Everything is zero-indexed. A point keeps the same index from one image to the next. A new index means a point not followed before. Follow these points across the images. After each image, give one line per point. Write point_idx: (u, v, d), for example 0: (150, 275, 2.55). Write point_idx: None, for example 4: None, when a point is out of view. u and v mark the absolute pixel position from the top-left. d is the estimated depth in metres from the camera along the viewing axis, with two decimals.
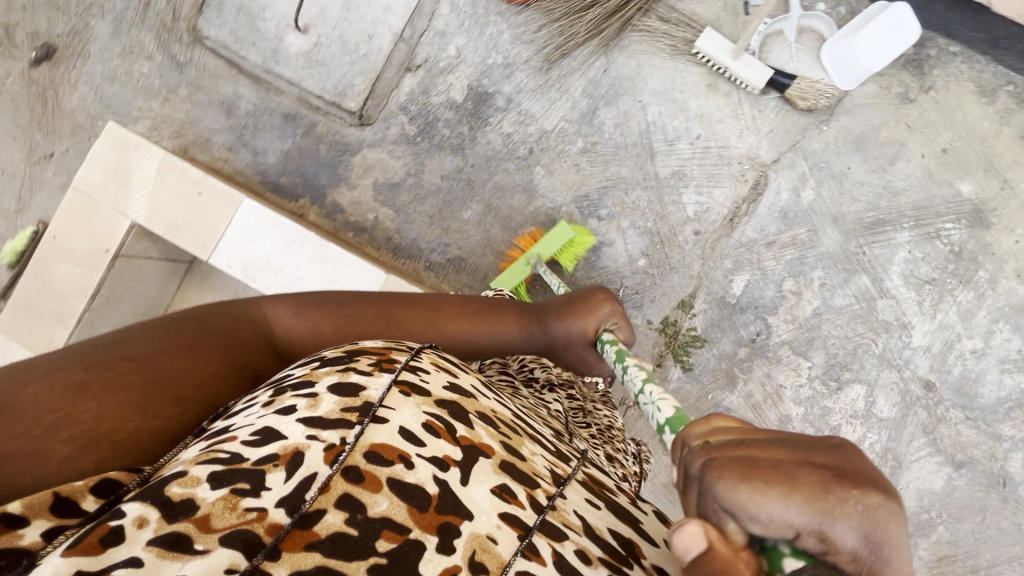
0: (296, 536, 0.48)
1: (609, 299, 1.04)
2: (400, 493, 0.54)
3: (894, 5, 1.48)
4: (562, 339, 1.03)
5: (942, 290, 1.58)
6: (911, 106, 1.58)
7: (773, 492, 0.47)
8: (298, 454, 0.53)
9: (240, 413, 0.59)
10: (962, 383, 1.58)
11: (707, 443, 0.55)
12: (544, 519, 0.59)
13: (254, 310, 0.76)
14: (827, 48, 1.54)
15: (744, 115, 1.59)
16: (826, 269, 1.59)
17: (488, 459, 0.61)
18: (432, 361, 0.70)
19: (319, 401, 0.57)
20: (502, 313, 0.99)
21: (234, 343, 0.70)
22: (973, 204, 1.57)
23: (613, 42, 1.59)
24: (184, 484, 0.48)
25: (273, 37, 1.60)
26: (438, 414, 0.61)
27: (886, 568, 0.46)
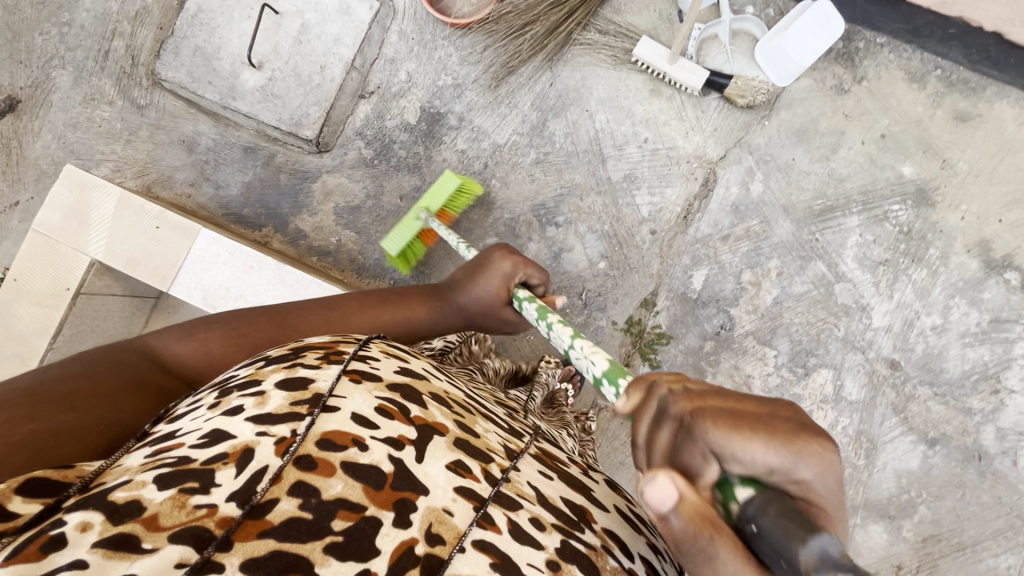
0: (248, 526, 0.51)
1: (505, 253, 1.14)
2: (355, 476, 0.57)
3: (818, 2, 1.53)
4: (471, 303, 1.14)
5: (896, 270, 1.61)
6: (846, 97, 1.64)
7: (754, 435, 0.51)
8: (247, 450, 0.56)
9: (185, 418, 0.63)
10: (926, 360, 1.60)
11: (680, 391, 0.57)
12: (498, 490, 0.63)
13: (138, 343, 0.85)
14: (759, 48, 1.60)
15: (688, 115, 1.65)
16: (782, 257, 1.62)
17: (443, 437, 0.64)
18: (381, 349, 0.74)
19: (268, 397, 0.61)
20: (408, 300, 1.12)
21: (128, 371, 0.78)
22: (917, 185, 1.62)
23: (556, 57, 1.66)
24: (128, 488, 0.51)
25: (228, 74, 1.65)
26: (392, 397, 0.64)
27: (824, 502, 0.52)
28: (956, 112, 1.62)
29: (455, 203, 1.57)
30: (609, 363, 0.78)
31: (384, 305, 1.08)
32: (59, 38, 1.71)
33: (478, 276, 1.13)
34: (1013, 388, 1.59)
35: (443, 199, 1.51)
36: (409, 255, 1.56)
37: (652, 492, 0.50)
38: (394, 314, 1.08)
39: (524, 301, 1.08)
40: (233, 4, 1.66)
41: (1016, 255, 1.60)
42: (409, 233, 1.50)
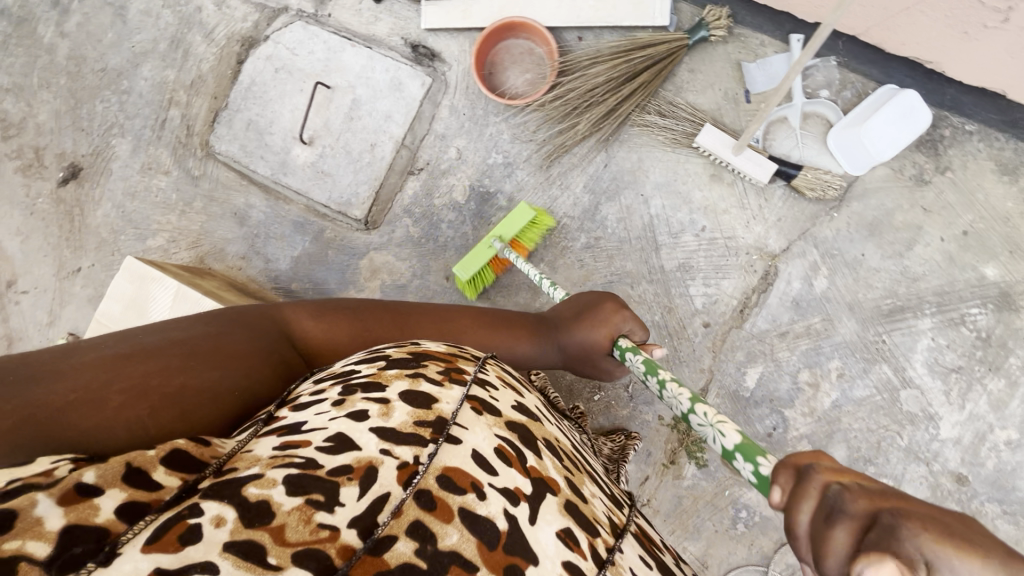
0: (366, 563, 0.49)
1: (617, 306, 1.06)
2: (470, 528, 0.54)
3: (902, 93, 1.46)
4: (579, 346, 1.06)
5: (970, 378, 1.51)
6: (926, 188, 1.53)
7: (970, 551, 0.42)
8: (370, 470, 0.55)
9: (311, 409, 0.63)
10: (997, 477, 1.50)
11: (830, 477, 0.53)
12: (606, 573, 0.59)
13: (275, 313, 0.84)
14: (833, 136, 1.51)
15: (750, 204, 1.57)
16: (843, 358, 1.54)
17: (556, 498, 0.62)
18: (497, 374, 0.76)
19: (393, 412, 0.61)
20: (516, 323, 1.05)
21: (258, 335, 0.78)
22: (1000, 288, 1.51)
23: (612, 137, 1.60)
24: (261, 486, 0.50)
25: (280, 149, 1.66)
26: (511, 443, 0.64)
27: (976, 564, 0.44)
28: None
29: (529, 234, 1.54)
30: (744, 437, 0.75)
31: (501, 329, 1.02)
32: (119, 106, 1.74)
33: (584, 323, 1.05)
34: None
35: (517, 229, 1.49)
36: (479, 281, 1.55)
37: (864, 569, 0.45)
38: (507, 343, 1.01)
39: (629, 354, 1.01)
40: (286, 78, 1.66)
41: None
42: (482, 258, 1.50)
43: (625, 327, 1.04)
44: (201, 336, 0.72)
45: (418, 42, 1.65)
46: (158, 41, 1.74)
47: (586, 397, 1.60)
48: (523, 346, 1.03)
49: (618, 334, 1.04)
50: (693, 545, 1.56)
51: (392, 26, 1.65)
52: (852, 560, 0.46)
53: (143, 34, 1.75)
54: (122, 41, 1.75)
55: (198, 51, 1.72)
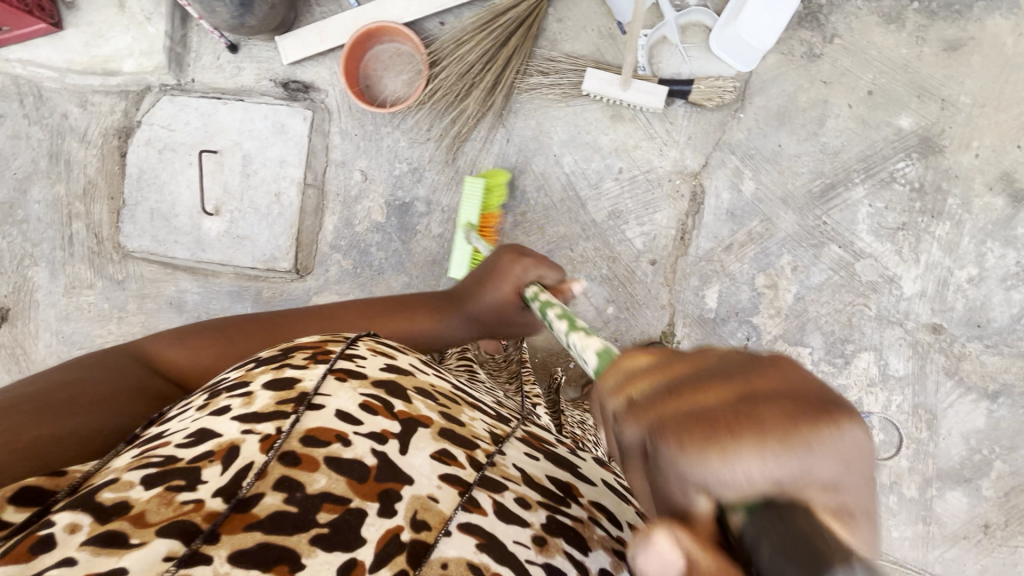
0: (235, 520, 0.51)
1: (518, 256, 1.02)
2: (338, 470, 0.57)
3: None
4: (488, 309, 1.05)
5: (917, 230, 1.52)
6: (820, 62, 1.51)
7: (739, 448, 0.36)
8: (231, 448, 0.56)
9: (174, 420, 0.65)
10: (970, 315, 1.52)
11: (621, 395, 0.46)
12: (483, 474, 0.63)
13: (151, 351, 0.84)
14: (714, 39, 1.49)
15: (657, 132, 1.55)
16: (792, 251, 1.55)
17: (427, 428, 0.64)
18: (369, 346, 0.73)
19: (255, 397, 0.62)
20: (426, 308, 1.07)
21: (130, 378, 0.77)
22: (918, 135, 1.51)
23: (505, 110, 1.58)
24: (116, 489, 0.51)
25: (191, 228, 1.63)
26: (377, 394, 0.64)
27: (826, 456, 0.36)
28: (945, 44, 1.49)
29: (491, 200, 1.51)
30: (602, 346, 0.70)
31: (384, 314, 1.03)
32: (23, 236, 1.71)
33: (483, 286, 1.05)
34: None
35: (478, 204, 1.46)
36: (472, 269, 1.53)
37: (651, 541, 0.39)
38: (405, 325, 1.03)
39: (539, 293, 0.95)
40: (172, 156, 1.63)
41: None
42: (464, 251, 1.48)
43: (527, 271, 1.01)
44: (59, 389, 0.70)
45: (287, 79, 1.61)
46: (38, 160, 1.70)
47: (562, 367, 1.62)
48: (416, 325, 1.04)
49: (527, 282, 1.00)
50: None
51: (257, 72, 1.62)
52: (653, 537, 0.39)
53: (20, 158, 1.70)
54: (3, 172, 1.71)
55: (80, 156, 1.68)
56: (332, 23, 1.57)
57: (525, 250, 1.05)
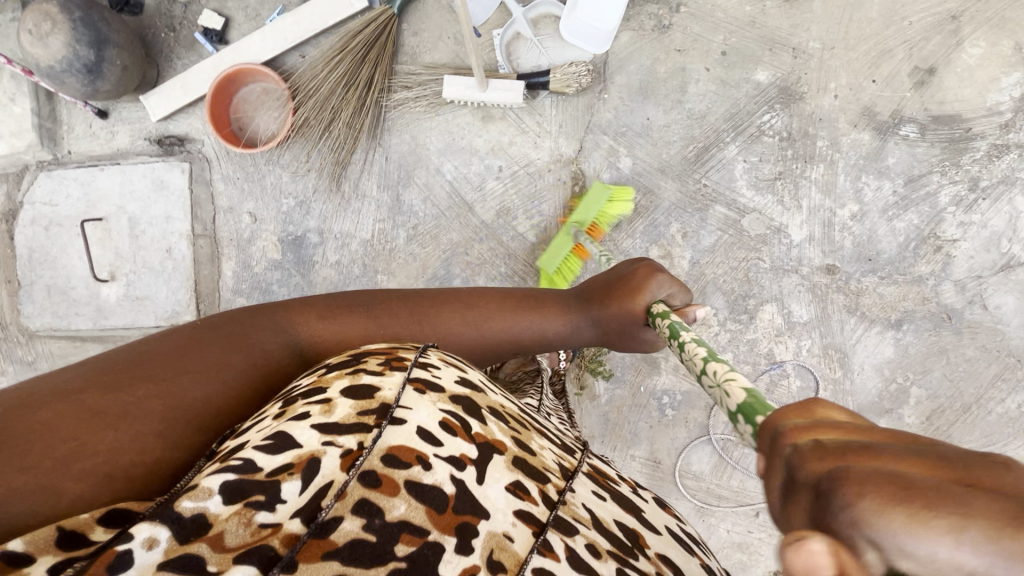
0: (313, 546, 0.48)
1: (652, 268, 0.88)
2: (419, 497, 0.53)
3: None
4: (616, 323, 0.89)
5: (793, 178, 1.55)
6: (670, 33, 1.55)
7: (938, 527, 0.31)
8: (313, 460, 0.53)
9: (251, 429, 0.60)
10: (859, 251, 1.55)
11: (800, 434, 0.42)
12: (556, 514, 0.58)
13: (285, 320, 0.78)
14: (564, 27, 1.52)
15: (529, 126, 1.58)
16: (679, 218, 1.57)
17: (501, 455, 0.60)
18: (440, 356, 0.71)
19: (335, 406, 0.59)
20: (544, 300, 0.91)
21: (254, 364, 0.72)
22: (777, 86, 1.54)
23: (380, 130, 1.59)
24: (196, 498, 0.49)
25: (90, 298, 1.63)
26: (454, 411, 0.61)
27: None
28: None
29: (610, 211, 1.52)
30: (749, 390, 0.59)
31: (520, 305, 0.90)
32: None
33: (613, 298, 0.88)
34: (955, 238, 1.54)
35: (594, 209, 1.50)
36: (567, 275, 1.51)
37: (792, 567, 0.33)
38: (534, 320, 0.89)
39: (660, 317, 0.83)
40: (59, 230, 1.63)
41: (905, 107, 1.53)
42: (561, 249, 1.51)
43: (659, 288, 0.87)
44: (184, 373, 0.66)
45: (161, 135, 1.62)
46: None
47: None
48: (548, 321, 0.90)
49: (650, 302, 0.87)
50: (638, 450, 1.60)
51: (131, 133, 1.62)
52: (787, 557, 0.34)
53: None
54: None
55: None
56: (193, 73, 1.58)
57: (660, 268, 0.89)
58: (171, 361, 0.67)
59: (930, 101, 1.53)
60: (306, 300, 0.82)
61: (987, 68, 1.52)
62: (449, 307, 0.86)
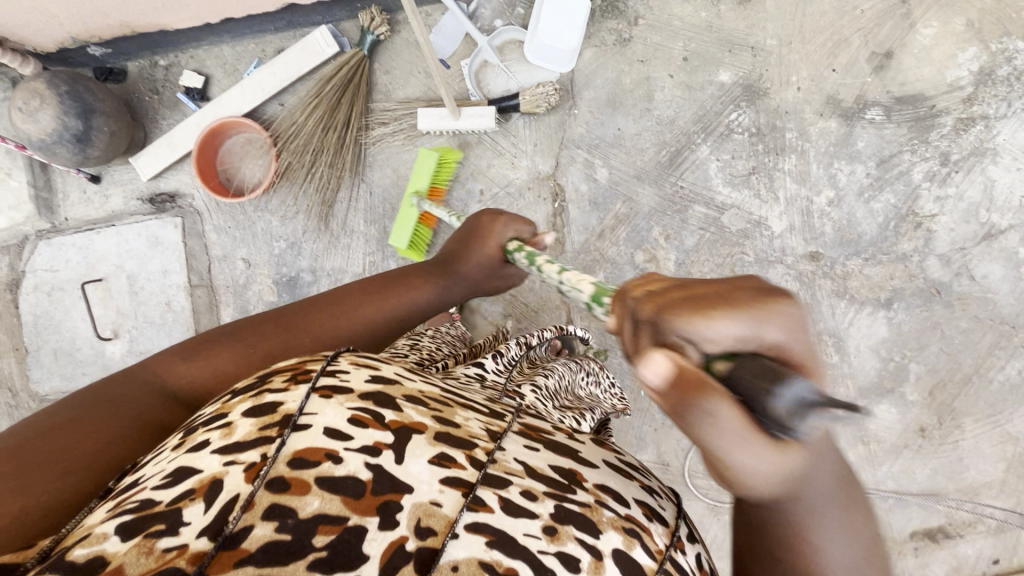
0: (224, 557, 0.44)
1: (495, 213, 1.03)
2: (333, 489, 0.50)
3: None
4: (479, 273, 1.04)
5: (767, 171, 1.58)
6: (632, 45, 1.60)
7: (720, 316, 0.50)
8: (214, 481, 0.49)
9: (151, 463, 0.56)
10: (840, 235, 1.57)
11: (649, 297, 0.55)
12: (486, 472, 0.56)
13: (159, 365, 0.73)
14: (529, 51, 1.56)
15: (505, 148, 1.63)
16: (660, 222, 1.61)
17: (422, 434, 0.57)
18: (352, 359, 0.64)
19: (234, 427, 0.54)
20: (412, 275, 1.00)
21: (132, 406, 0.67)
22: (741, 85, 1.58)
23: (361, 167, 1.65)
24: (87, 545, 0.45)
25: (95, 357, 1.67)
26: (365, 405, 0.56)
27: (789, 337, 0.50)
28: None
29: (441, 175, 1.59)
30: (596, 286, 0.75)
31: (387, 287, 0.95)
32: None
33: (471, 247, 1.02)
34: (933, 213, 1.56)
35: (426, 175, 1.53)
36: (420, 241, 1.61)
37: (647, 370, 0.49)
38: (403, 297, 0.95)
39: (516, 249, 0.97)
40: (62, 295, 1.68)
41: (868, 92, 1.57)
42: (409, 221, 1.55)
43: (506, 230, 1.01)
44: (49, 430, 0.62)
45: (152, 193, 1.67)
46: None
47: None
48: (417, 295, 0.97)
49: (502, 242, 1.01)
50: (645, 453, 1.61)
51: (123, 194, 1.68)
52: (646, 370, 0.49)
53: None
54: None
55: None
56: (177, 131, 1.63)
57: (500, 211, 1.06)
58: (40, 428, 0.62)
59: (891, 84, 1.56)
60: (175, 347, 0.77)
61: (943, 47, 1.55)
62: (326, 311, 0.86)
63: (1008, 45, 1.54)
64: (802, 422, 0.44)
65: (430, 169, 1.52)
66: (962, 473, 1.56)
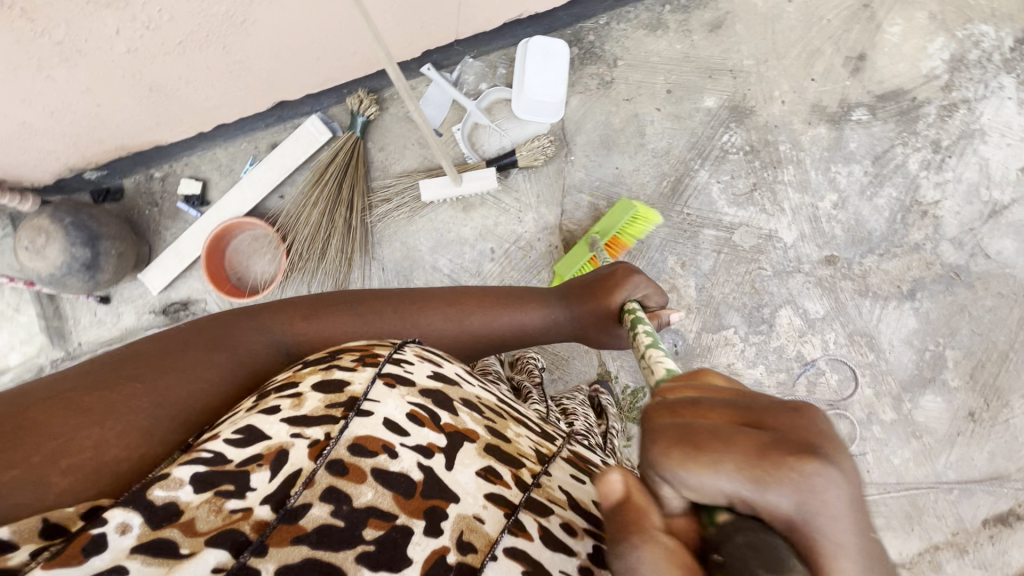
0: (283, 531, 0.55)
1: (628, 270, 0.92)
2: (387, 485, 0.59)
3: (530, 43, 1.57)
4: (588, 324, 0.95)
5: (768, 185, 1.61)
6: (615, 86, 1.63)
7: (707, 461, 0.44)
8: (281, 451, 0.60)
9: (224, 421, 0.67)
10: (851, 235, 1.59)
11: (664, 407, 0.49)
12: (529, 496, 0.65)
13: (264, 319, 0.80)
14: (518, 108, 1.59)
15: (508, 205, 1.64)
16: (673, 251, 1.62)
17: (473, 443, 0.66)
18: (416, 352, 0.75)
19: (304, 399, 0.65)
20: (518, 299, 0.95)
21: (238, 362, 0.76)
22: (727, 107, 1.62)
23: (370, 245, 1.65)
24: (167, 488, 0.55)
25: None
26: (423, 403, 0.66)
27: (811, 510, 0.42)
28: (708, 27, 1.63)
29: (632, 230, 1.58)
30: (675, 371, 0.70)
31: (498, 301, 0.93)
32: None
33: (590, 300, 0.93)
34: (936, 200, 1.59)
35: (621, 222, 1.55)
36: None
37: (605, 479, 0.50)
38: (511, 312, 0.93)
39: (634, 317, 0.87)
40: None
41: (850, 95, 1.61)
42: (581, 254, 1.54)
43: (636, 288, 0.91)
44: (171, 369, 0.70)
45: (164, 304, 1.66)
46: None
47: None
48: (527, 313, 0.94)
49: (625, 299, 0.91)
50: None
51: (135, 310, 1.66)
52: (610, 479, 0.50)
53: None
54: None
55: None
56: (183, 239, 1.63)
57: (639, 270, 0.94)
58: (160, 362, 0.70)
59: (870, 83, 1.61)
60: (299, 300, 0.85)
61: (912, 41, 1.61)
62: (437, 306, 0.89)
63: (972, 30, 1.60)
64: None
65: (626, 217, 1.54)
66: (1019, 451, 1.54)
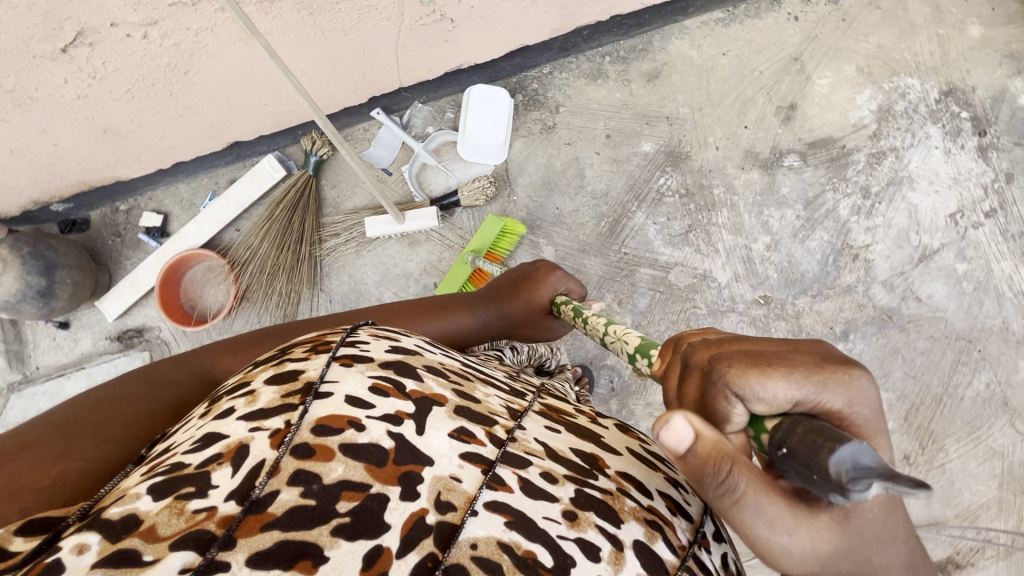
0: (250, 521, 0.51)
1: (551, 267, 1.11)
2: (355, 457, 0.57)
3: (472, 91, 1.67)
4: (522, 316, 1.10)
5: (703, 227, 1.66)
6: (557, 131, 1.71)
7: (775, 375, 0.51)
8: (242, 447, 0.56)
9: (179, 432, 0.64)
10: (785, 276, 1.63)
11: (714, 348, 0.56)
12: (506, 452, 0.64)
13: (192, 360, 0.84)
14: (463, 150, 1.68)
15: (452, 241, 1.70)
16: (611, 288, 1.66)
17: (443, 406, 0.65)
18: (370, 332, 0.74)
19: (258, 395, 0.62)
20: (446, 304, 1.08)
21: (167, 391, 0.78)
22: (664, 152, 1.69)
23: (319, 277, 1.71)
24: (121, 505, 0.51)
25: None
26: (386, 374, 0.65)
27: (855, 413, 0.51)
28: (646, 77, 1.72)
29: (503, 244, 1.65)
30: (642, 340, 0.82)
31: (434, 314, 1.05)
32: None
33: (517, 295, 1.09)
34: (867, 243, 1.63)
35: (490, 239, 1.62)
36: None
37: (682, 421, 0.51)
38: (447, 321, 1.05)
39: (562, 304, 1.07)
40: None
41: (781, 142, 1.67)
42: (460, 273, 1.63)
43: (558, 283, 1.10)
44: (98, 408, 0.72)
45: (120, 331, 1.72)
46: None
47: None
48: (456, 318, 1.06)
49: (552, 294, 1.10)
50: None
51: (92, 335, 1.73)
52: (679, 425, 0.51)
53: None
54: None
55: None
56: (141, 269, 1.70)
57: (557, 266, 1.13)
58: (89, 407, 0.72)
59: (801, 131, 1.68)
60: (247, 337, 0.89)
61: (841, 93, 1.68)
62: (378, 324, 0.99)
63: (899, 83, 1.66)
64: (865, 485, 0.41)
65: (492, 234, 1.62)
66: (956, 497, 1.53)
